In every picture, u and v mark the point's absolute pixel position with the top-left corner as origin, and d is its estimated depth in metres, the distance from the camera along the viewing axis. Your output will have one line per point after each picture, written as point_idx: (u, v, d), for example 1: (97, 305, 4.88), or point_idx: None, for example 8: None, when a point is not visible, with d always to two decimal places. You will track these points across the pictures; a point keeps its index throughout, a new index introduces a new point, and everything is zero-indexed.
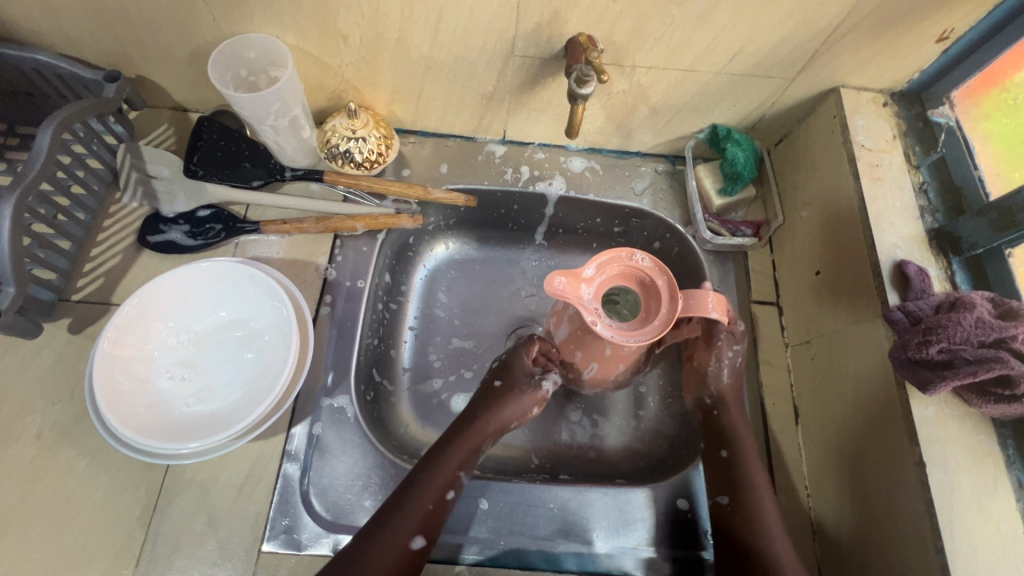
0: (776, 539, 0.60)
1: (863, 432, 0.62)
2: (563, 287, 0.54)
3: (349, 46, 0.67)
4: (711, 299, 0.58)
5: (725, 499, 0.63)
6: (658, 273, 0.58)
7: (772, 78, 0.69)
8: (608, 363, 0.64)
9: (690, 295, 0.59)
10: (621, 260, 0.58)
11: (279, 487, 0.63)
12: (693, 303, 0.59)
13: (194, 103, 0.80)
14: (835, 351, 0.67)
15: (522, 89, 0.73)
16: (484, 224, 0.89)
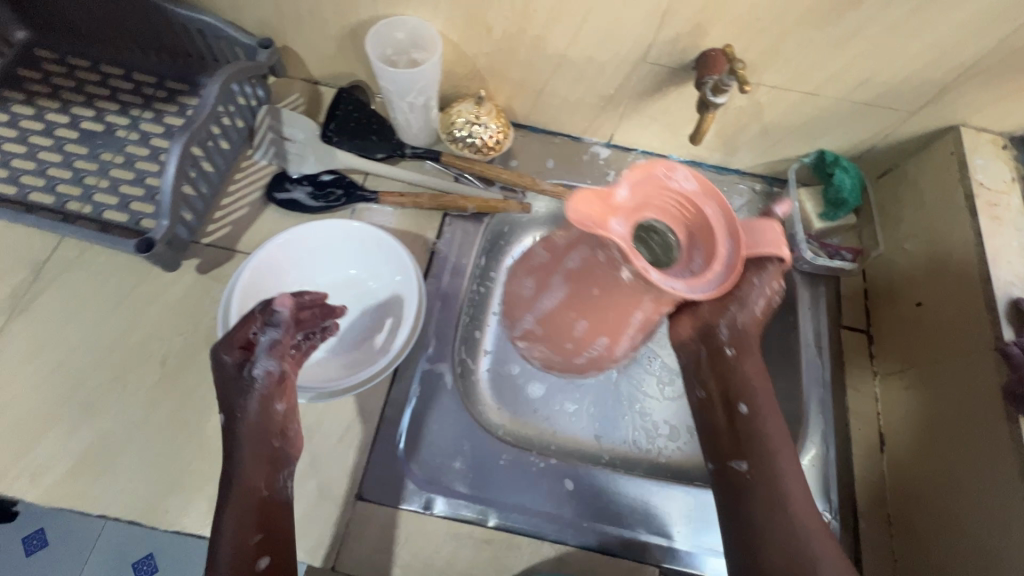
0: (797, 501, 0.58)
1: (963, 467, 0.62)
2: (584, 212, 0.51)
3: (491, 37, 0.72)
4: (772, 234, 0.59)
5: (744, 465, 0.61)
6: (704, 197, 0.55)
7: (892, 110, 0.71)
8: (645, 314, 0.62)
9: (752, 230, 0.60)
10: (656, 176, 0.55)
11: (377, 440, 0.65)
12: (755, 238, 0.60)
13: (326, 77, 0.85)
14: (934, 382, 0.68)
15: (642, 95, 0.76)
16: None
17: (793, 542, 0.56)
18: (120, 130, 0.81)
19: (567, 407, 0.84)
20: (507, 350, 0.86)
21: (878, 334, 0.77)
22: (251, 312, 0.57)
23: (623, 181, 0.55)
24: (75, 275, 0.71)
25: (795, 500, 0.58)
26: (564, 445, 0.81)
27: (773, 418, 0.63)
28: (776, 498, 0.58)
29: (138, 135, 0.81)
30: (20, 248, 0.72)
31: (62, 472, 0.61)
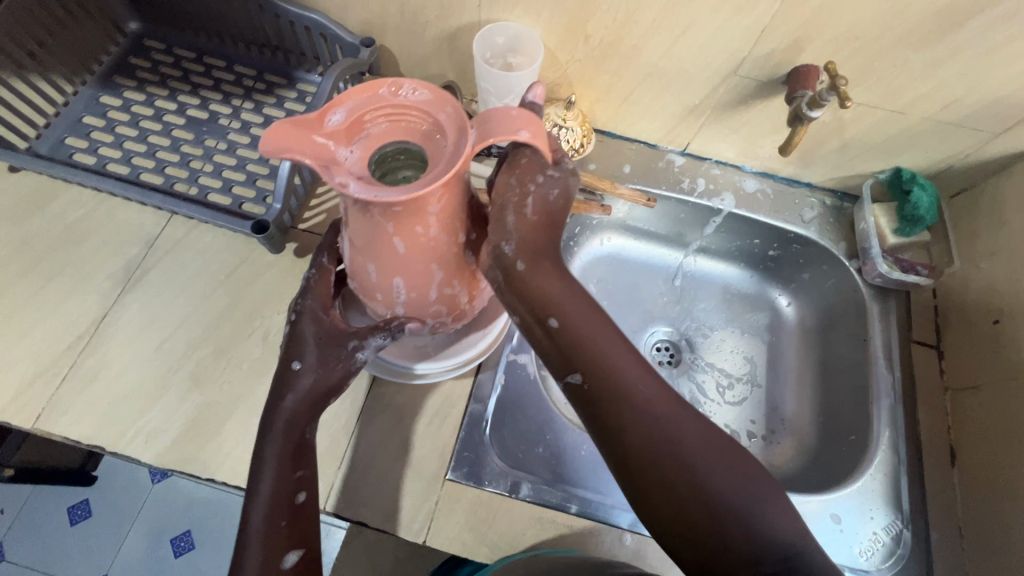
0: (645, 393, 0.46)
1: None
2: (284, 138, 0.45)
3: (587, 45, 0.75)
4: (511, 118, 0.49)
5: (577, 377, 0.47)
6: (430, 104, 0.48)
7: (977, 131, 0.73)
8: (451, 272, 0.54)
9: (488, 120, 0.48)
10: (385, 99, 0.48)
11: (466, 422, 0.68)
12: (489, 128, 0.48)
13: (417, 76, 0.89)
14: (1011, 398, 0.68)
15: (726, 106, 0.79)
16: (645, 229, 0.96)
17: (629, 395, 0.45)
18: (223, 118, 0.86)
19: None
20: None
21: (949, 350, 0.78)
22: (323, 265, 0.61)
23: (338, 105, 0.48)
24: (184, 251, 0.75)
25: (634, 388, 0.46)
26: None
27: (595, 316, 0.49)
28: (618, 407, 0.45)
29: (240, 124, 0.85)
30: (131, 224, 0.76)
31: (172, 436, 0.65)
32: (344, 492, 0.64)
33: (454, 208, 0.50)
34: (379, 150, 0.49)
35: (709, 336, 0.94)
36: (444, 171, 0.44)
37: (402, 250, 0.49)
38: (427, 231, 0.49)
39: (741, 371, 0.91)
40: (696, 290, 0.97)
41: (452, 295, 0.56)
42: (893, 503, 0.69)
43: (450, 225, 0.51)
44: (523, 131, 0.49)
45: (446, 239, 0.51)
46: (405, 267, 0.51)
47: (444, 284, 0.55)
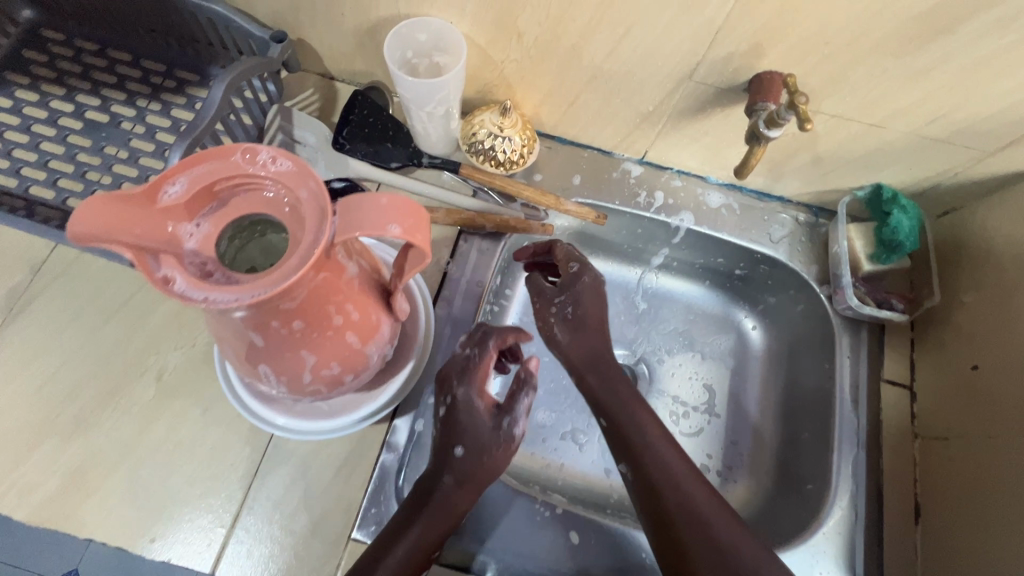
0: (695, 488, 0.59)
1: (1007, 557, 0.56)
2: (94, 217, 0.34)
3: (521, 43, 0.65)
4: (382, 205, 0.36)
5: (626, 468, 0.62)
6: (295, 183, 0.37)
7: (967, 149, 0.63)
8: (327, 356, 0.46)
9: (355, 204, 0.37)
10: (238, 165, 0.37)
11: (375, 476, 0.62)
12: (353, 217, 0.36)
13: (343, 73, 0.80)
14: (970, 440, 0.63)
15: (683, 114, 0.69)
16: (606, 241, 0.86)
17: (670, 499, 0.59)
18: (125, 121, 0.77)
19: (579, 438, 0.79)
20: None
21: (921, 392, 0.70)
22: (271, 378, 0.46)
23: (178, 171, 0.37)
24: (74, 277, 0.68)
25: (674, 472, 0.60)
26: (571, 487, 0.76)
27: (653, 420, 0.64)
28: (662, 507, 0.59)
29: (143, 128, 0.77)
30: (15, 246, 0.69)
31: (49, 491, 0.59)
32: (238, 553, 0.58)
33: (318, 296, 0.41)
34: (233, 223, 0.39)
35: (668, 360, 0.85)
36: (289, 270, 0.35)
37: (261, 342, 0.42)
38: (284, 325, 0.41)
39: (701, 400, 0.83)
40: (659, 309, 0.88)
41: (332, 375, 0.48)
42: (847, 564, 0.63)
43: (318, 312, 0.42)
44: (394, 224, 0.36)
45: (316, 327, 0.43)
46: (268, 356, 0.44)
47: (320, 368, 0.46)
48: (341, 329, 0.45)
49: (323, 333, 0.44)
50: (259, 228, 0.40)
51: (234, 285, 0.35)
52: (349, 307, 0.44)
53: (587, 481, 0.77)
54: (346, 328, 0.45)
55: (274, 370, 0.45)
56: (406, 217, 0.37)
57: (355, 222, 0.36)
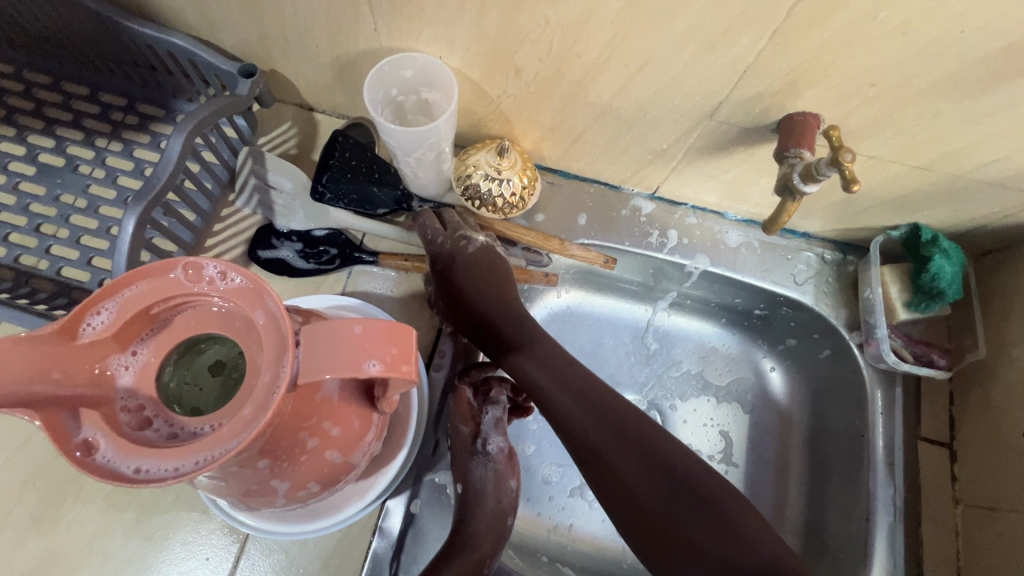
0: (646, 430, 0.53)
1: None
2: None
3: (519, 79, 0.58)
4: (355, 339, 0.30)
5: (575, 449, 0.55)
6: (253, 307, 0.30)
7: (1022, 191, 0.56)
8: (301, 479, 0.40)
9: (319, 339, 0.30)
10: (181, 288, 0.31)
11: (368, 566, 0.56)
12: (319, 355, 0.29)
13: (323, 104, 0.72)
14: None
15: (701, 152, 0.62)
16: (614, 277, 0.79)
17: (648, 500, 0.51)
18: (83, 165, 0.69)
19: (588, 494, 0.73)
20: (523, 428, 0.74)
21: (964, 452, 0.64)
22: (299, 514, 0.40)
23: (106, 297, 0.30)
24: None
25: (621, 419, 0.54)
26: (582, 553, 0.70)
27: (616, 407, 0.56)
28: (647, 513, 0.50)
29: (103, 172, 0.69)
30: None
31: None
32: None
33: (284, 429, 0.34)
34: (177, 348, 0.32)
35: (680, 406, 0.79)
36: (240, 427, 0.28)
37: (219, 481, 0.36)
38: (245, 465, 0.35)
39: (718, 451, 0.77)
40: (670, 349, 0.81)
41: (309, 492, 0.42)
42: None
43: (287, 443, 0.36)
44: (373, 360, 0.30)
45: (286, 458, 0.37)
46: (231, 490, 0.37)
47: (295, 490, 0.40)
48: (315, 450, 0.39)
49: (294, 461, 0.38)
50: (208, 346, 0.34)
51: (171, 448, 0.28)
52: (326, 427, 0.38)
53: (598, 543, 0.71)
54: (321, 449, 0.39)
55: (240, 499, 0.39)
56: (387, 347, 0.31)
57: (319, 365, 0.29)
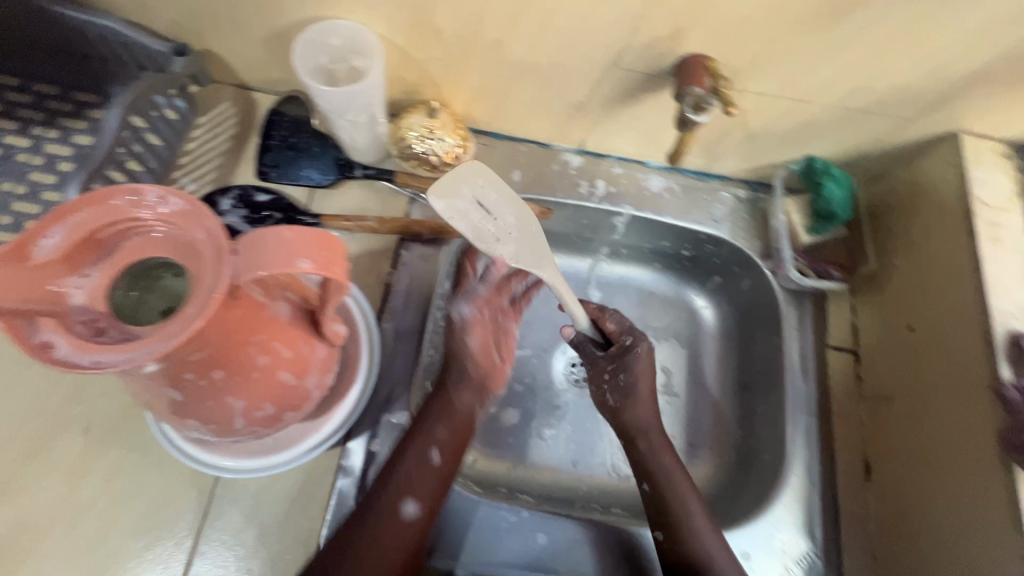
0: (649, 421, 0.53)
1: (954, 512, 0.57)
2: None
3: (440, 40, 0.62)
4: (284, 242, 0.34)
5: None
6: (193, 224, 0.34)
7: (888, 117, 0.64)
8: (256, 399, 0.44)
9: (252, 244, 0.34)
10: (122, 213, 0.34)
11: (334, 503, 0.60)
12: (254, 257, 0.34)
13: (260, 82, 0.75)
14: (941, 383, 0.61)
15: (614, 102, 0.68)
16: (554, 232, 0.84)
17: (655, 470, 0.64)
18: (20, 153, 0.70)
19: (544, 432, 0.80)
20: None
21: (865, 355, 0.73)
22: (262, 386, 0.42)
23: (54, 223, 0.33)
24: None
25: None
26: (540, 484, 0.76)
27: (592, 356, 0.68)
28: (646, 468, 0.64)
29: (42, 160, 0.70)
30: None
31: None
32: None
33: (233, 340, 0.38)
34: (130, 269, 0.36)
35: None
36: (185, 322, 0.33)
37: (177, 396, 0.39)
38: (198, 377, 0.38)
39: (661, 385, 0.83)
40: (613, 296, 0.86)
41: (265, 415, 0.46)
42: (807, 529, 0.65)
43: (238, 356, 0.40)
44: (302, 260, 0.34)
45: (240, 372, 0.41)
46: (187, 407, 0.41)
47: (250, 410, 0.44)
48: (267, 368, 0.43)
49: (248, 376, 0.42)
50: (163, 275, 0.37)
51: (128, 345, 0.32)
52: (275, 346, 0.42)
53: (556, 475, 0.77)
54: (273, 367, 0.43)
55: (200, 421, 0.43)
56: (314, 250, 0.35)
57: (255, 265, 0.34)
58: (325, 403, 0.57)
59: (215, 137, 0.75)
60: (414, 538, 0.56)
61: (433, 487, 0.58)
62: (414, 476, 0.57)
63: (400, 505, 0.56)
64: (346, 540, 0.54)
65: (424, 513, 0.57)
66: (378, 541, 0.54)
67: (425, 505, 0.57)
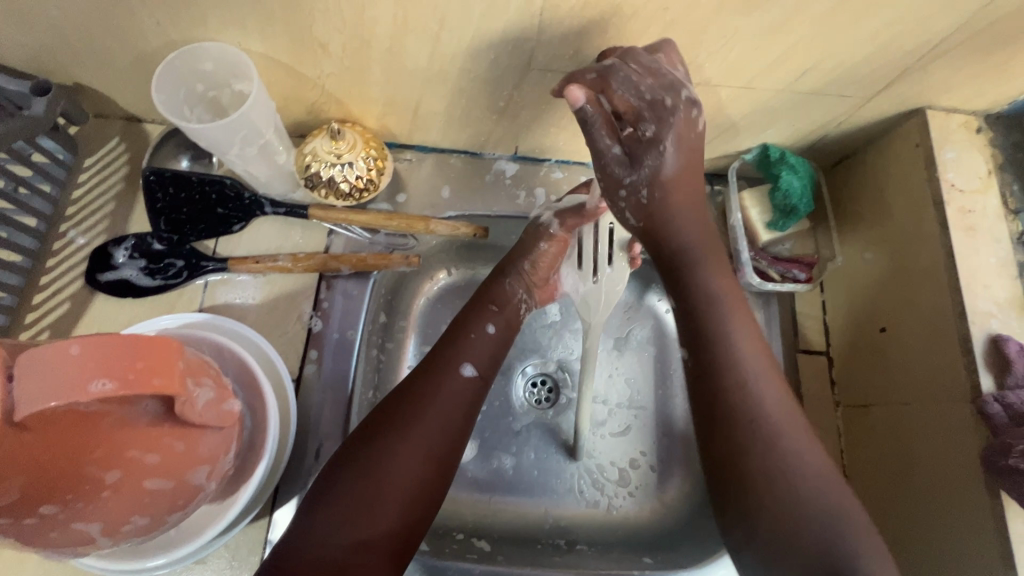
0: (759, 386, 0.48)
1: (941, 507, 0.53)
2: None
3: (329, 56, 0.54)
4: (71, 359, 0.28)
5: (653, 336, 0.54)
6: None
7: (845, 97, 0.57)
8: (117, 517, 0.38)
9: (30, 370, 0.28)
10: None
11: None
12: (33, 385, 0.28)
13: (147, 113, 0.67)
14: (918, 338, 0.56)
15: (540, 103, 0.60)
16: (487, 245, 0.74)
17: (761, 439, 0.46)
18: None
19: (504, 462, 0.73)
20: None
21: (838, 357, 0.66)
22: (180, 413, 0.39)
23: None
24: None
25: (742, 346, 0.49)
26: (501, 525, 0.69)
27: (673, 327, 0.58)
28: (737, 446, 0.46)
29: None
30: None
31: None
32: None
33: (52, 469, 0.33)
34: None
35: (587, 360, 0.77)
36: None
37: (4, 539, 0.34)
38: (19, 516, 0.33)
39: (629, 401, 0.76)
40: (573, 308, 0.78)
41: (140, 526, 0.41)
42: None
43: (71, 482, 0.34)
44: (100, 379, 0.29)
45: (83, 498, 0.36)
46: (25, 545, 0.35)
47: (115, 528, 0.39)
48: (121, 484, 0.37)
49: (96, 499, 0.36)
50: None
51: None
52: (131, 456, 0.37)
53: (521, 511, 0.70)
54: (129, 481, 0.37)
55: (52, 551, 0.38)
56: (120, 361, 0.30)
57: (37, 396, 0.28)
58: (231, 483, 0.51)
59: (105, 181, 0.67)
60: (446, 454, 0.52)
61: (463, 399, 0.55)
62: (442, 389, 0.54)
63: (427, 419, 0.52)
64: (369, 451, 0.50)
65: (452, 429, 0.53)
66: (404, 453, 0.50)
67: (453, 418, 0.54)
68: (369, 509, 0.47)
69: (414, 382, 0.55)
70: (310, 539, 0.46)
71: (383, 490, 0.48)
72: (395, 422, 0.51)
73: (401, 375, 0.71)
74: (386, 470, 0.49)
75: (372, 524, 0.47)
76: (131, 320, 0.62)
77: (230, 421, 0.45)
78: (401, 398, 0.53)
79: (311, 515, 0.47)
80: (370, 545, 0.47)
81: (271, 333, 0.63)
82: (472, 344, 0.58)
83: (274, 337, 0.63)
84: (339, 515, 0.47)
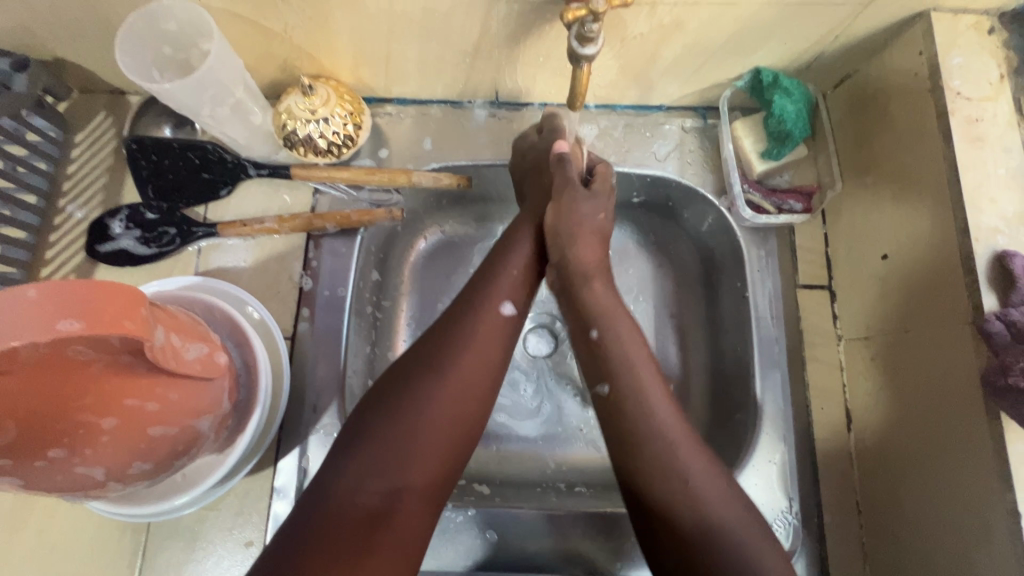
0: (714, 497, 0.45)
1: (950, 479, 0.50)
2: None
3: (290, 6, 0.53)
4: (43, 303, 0.32)
5: (594, 331, 0.53)
6: None
7: (839, 6, 0.52)
8: (119, 460, 0.40)
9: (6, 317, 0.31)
10: None
11: (271, 526, 0.58)
12: (11, 327, 0.31)
13: (128, 84, 0.67)
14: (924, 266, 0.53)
15: (513, 41, 0.58)
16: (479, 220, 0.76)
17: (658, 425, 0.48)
18: None
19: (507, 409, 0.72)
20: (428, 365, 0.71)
21: (840, 290, 0.64)
22: (184, 363, 0.42)
23: None
24: None
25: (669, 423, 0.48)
26: (502, 470, 0.70)
27: None
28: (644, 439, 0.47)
29: None
30: None
31: None
32: None
33: (46, 412, 0.36)
34: None
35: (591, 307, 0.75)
36: None
37: (13, 481, 0.36)
38: (29, 458, 0.36)
39: None
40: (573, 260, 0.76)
41: (145, 471, 0.43)
42: (784, 487, 0.58)
43: (67, 427, 0.37)
44: (67, 319, 0.32)
45: (83, 442, 0.38)
46: (34, 489, 0.38)
47: (120, 472, 0.41)
48: (119, 429, 0.39)
49: (96, 443, 0.39)
50: None
51: None
52: (128, 404, 0.39)
53: (522, 457, 0.71)
54: (128, 427, 0.40)
55: (66, 494, 0.40)
56: (84, 303, 0.33)
57: (17, 334, 0.31)
58: (231, 432, 0.54)
59: (96, 155, 0.68)
60: (481, 394, 0.49)
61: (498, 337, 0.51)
62: (475, 328, 0.51)
63: (459, 366, 0.49)
64: (403, 393, 0.47)
65: (487, 367, 0.50)
66: (442, 401, 0.47)
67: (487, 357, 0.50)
68: (403, 454, 0.45)
69: (448, 320, 0.52)
70: (344, 484, 0.44)
71: (418, 431, 0.46)
72: (427, 366, 0.48)
73: (399, 326, 0.72)
74: (419, 415, 0.46)
75: (410, 467, 0.45)
76: (132, 287, 0.65)
77: (220, 372, 0.47)
78: (431, 341, 0.50)
79: (342, 463, 0.45)
80: (406, 486, 0.45)
81: (265, 294, 0.65)
82: (502, 283, 0.54)
83: (267, 298, 0.65)
84: (370, 464, 0.45)
